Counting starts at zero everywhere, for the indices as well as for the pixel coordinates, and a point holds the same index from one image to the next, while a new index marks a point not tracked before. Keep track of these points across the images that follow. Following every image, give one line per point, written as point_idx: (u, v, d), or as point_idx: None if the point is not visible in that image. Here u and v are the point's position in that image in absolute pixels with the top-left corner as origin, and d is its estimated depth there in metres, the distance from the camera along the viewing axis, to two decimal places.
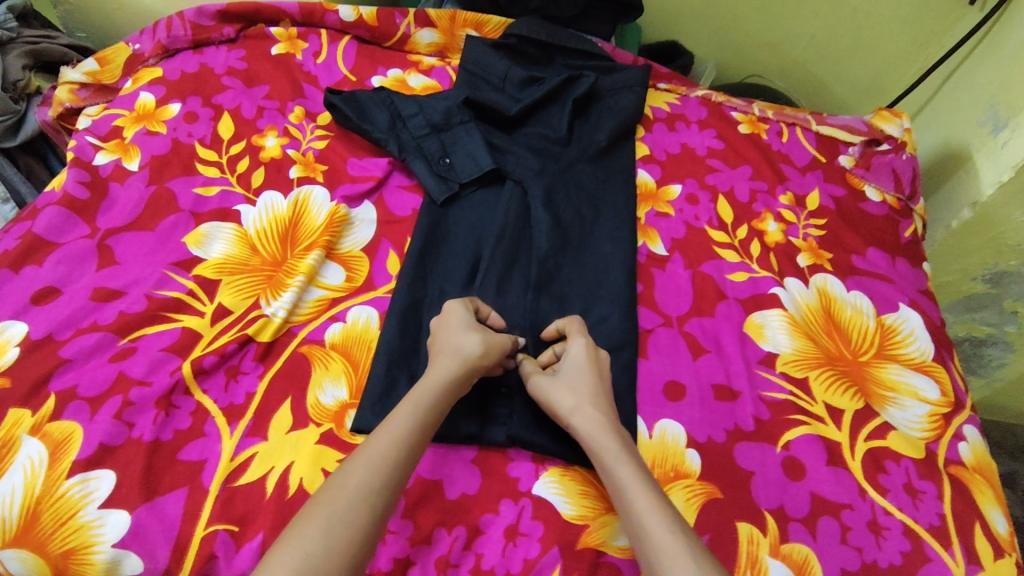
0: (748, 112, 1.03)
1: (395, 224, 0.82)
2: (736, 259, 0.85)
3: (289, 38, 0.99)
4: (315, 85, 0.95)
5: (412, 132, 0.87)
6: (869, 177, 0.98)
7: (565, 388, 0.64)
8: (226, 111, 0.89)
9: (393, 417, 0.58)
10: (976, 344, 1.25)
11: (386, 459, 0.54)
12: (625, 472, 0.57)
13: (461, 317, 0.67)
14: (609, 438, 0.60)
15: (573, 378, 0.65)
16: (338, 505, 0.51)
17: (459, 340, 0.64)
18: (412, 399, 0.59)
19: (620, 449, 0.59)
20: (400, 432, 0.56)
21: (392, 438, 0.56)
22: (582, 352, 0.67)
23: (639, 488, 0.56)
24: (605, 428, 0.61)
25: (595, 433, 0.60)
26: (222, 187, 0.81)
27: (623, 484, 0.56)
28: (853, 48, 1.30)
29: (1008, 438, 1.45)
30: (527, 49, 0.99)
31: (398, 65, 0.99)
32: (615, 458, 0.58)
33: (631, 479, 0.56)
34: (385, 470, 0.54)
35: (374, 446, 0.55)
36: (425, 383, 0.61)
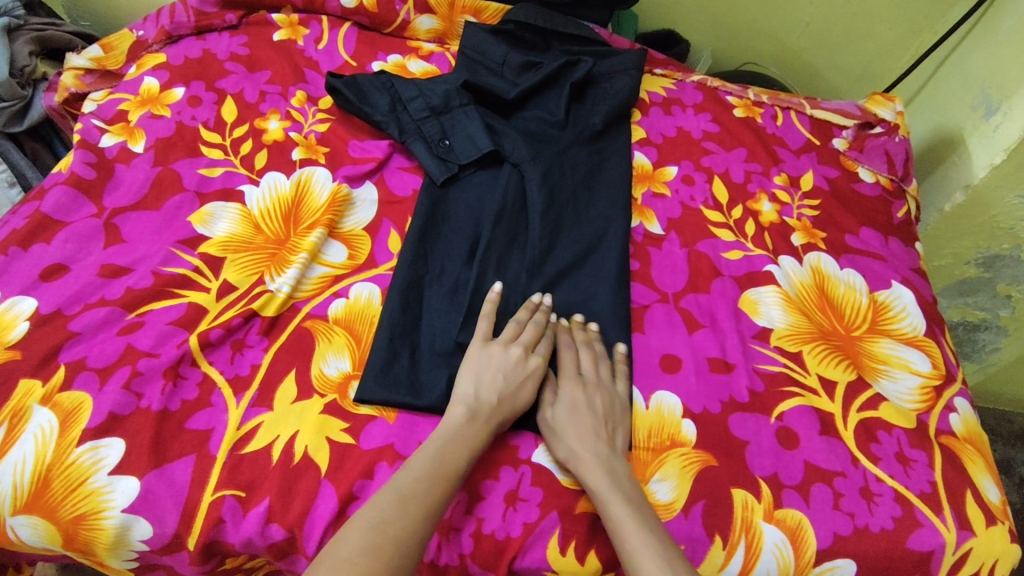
0: (743, 96, 1.04)
1: (397, 204, 0.83)
2: (731, 238, 0.86)
3: (291, 24, 1.00)
4: (316, 70, 0.96)
5: (412, 114, 0.88)
6: (863, 159, 0.99)
7: (569, 430, 0.64)
8: (229, 95, 0.90)
9: (444, 451, 0.59)
10: (969, 329, 1.29)
11: (428, 492, 0.55)
12: (615, 508, 0.58)
13: (505, 363, 0.66)
14: (600, 472, 0.60)
15: (569, 426, 0.64)
16: (392, 551, 0.51)
17: (505, 400, 0.64)
18: (465, 442, 0.60)
19: (611, 489, 0.59)
20: (445, 470, 0.57)
21: (433, 471, 0.57)
22: (574, 394, 0.67)
23: (634, 532, 0.57)
24: (591, 459, 0.61)
25: (585, 466, 0.61)
26: (225, 168, 0.83)
27: (618, 524, 0.57)
28: (848, 36, 1.31)
29: (1003, 424, 1.47)
30: (524, 35, 1.01)
31: (398, 51, 1.00)
32: (608, 494, 0.59)
33: (624, 518, 0.57)
34: (434, 513, 0.55)
35: (409, 481, 0.56)
36: (455, 421, 0.61)
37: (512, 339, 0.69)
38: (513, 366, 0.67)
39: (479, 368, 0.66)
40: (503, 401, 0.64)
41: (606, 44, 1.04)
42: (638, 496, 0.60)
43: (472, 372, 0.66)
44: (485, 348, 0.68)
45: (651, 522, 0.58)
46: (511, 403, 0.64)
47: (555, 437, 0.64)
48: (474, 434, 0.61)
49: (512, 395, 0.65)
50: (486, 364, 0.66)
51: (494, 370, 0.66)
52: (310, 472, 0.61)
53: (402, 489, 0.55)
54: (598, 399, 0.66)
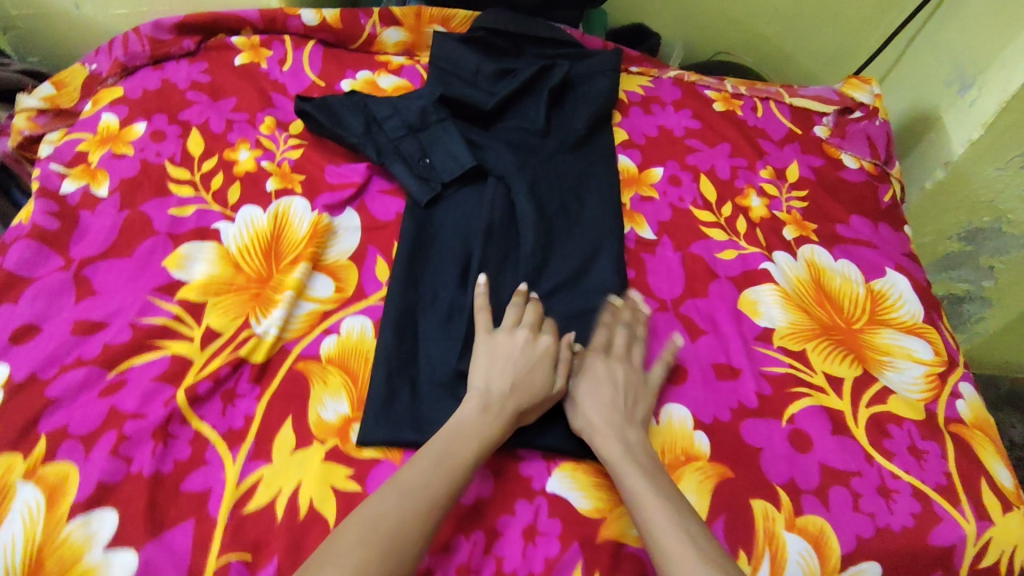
0: (722, 89, 1.03)
1: (381, 229, 0.80)
2: (724, 237, 0.85)
3: (252, 46, 0.95)
4: (283, 94, 0.92)
5: (389, 134, 0.85)
6: (845, 145, 0.98)
7: (589, 405, 0.65)
8: (194, 127, 0.86)
9: (452, 442, 0.58)
10: (955, 301, 1.32)
11: (432, 485, 0.54)
12: (631, 478, 0.59)
13: (514, 348, 0.66)
14: (617, 444, 0.62)
15: (591, 399, 0.66)
16: (392, 545, 0.50)
17: (518, 387, 0.64)
18: (475, 434, 0.59)
19: (625, 457, 0.61)
20: (451, 462, 0.56)
21: (439, 465, 0.56)
22: (601, 372, 0.68)
23: (652, 501, 0.57)
24: (608, 431, 0.62)
25: (599, 436, 0.62)
26: (198, 206, 0.79)
27: (634, 493, 0.58)
28: (817, 19, 1.30)
29: (990, 391, 1.50)
30: (495, 41, 0.98)
31: (366, 67, 0.97)
32: (622, 463, 0.60)
33: (639, 487, 0.58)
34: (439, 508, 0.54)
35: (412, 475, 0.55)
36: (467, 414, 0.61)
37: (514, 323, 0.69)
38: (522, 351, 0.66)
39: (489, 358, 0.66)
40: (514, 388, 0.63)
41: (579, 45, 1.01)
42: (654, 465, 0.61)
43: (480, 365, 0.65)
44: (491, 337, 0.68)
45: (669, 493, 0.58)
46: (521, 394, 0.63)
47: (576, 413, 0.65)
48: (487, 424, 0.60)
49: (525, 381, 0.64)
50: (495, 351, 0.66)
51: (501, 361, 0.65)
52: (318, 526, 0.58)
53: (402, 485, 0.54)
54: (623, 373, 0.68)
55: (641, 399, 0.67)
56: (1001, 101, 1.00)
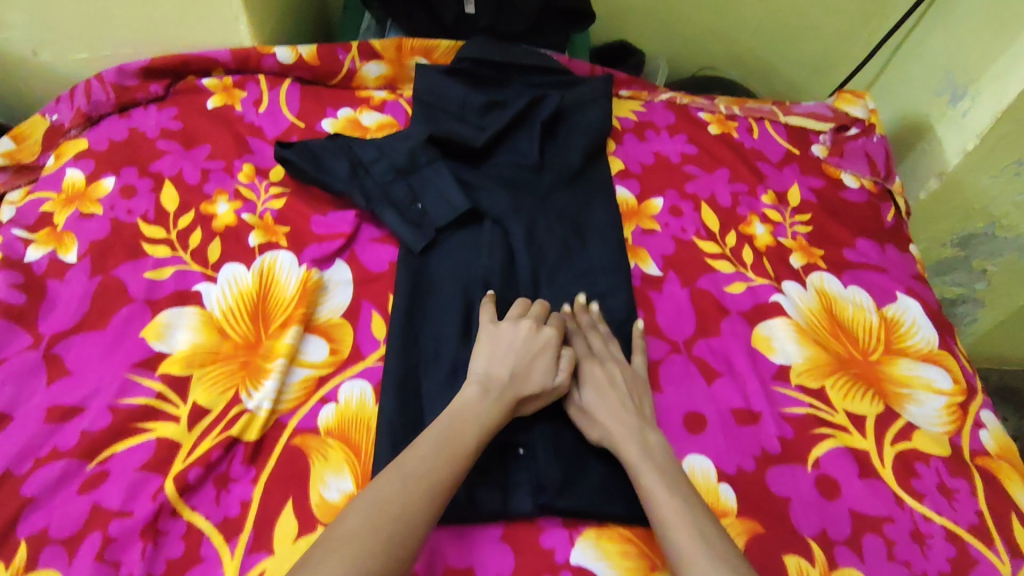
0: (715, 110, 1.00)
1: (374, 281, 0.76)
2: (731, 269, 0.82)
3: (224, 88, 0.89)
4: (260, 137, 0.87)
5: (377, 179, 0.80)
6: (845, 164, 0.96)
7: (597, 406, 0.64)
8: (167, 179, 0.81)
9: (455, 427, 0.57)
10: (947, 305, 1.30)
11: (433, 473, 0.53)
12: (648, 479, 0.57)
13: (518, 336, 0.66)
14: (633, 443, 0.60)
15: (603, 398, 0.65)
16: (391, 534, 0.49)
17: (518, 374, 0.63)
18: (475, 419, 0.58)
19: (643, 460, 0.59)
20: (452, 449, 0.55)
21: (440, 452, 0.55)
22: (607, 372, 0.66)
23: (667, 499, 0.55)
24: (622, 431, 0.61)
25: (618, 440, 0.61)
26: (176, 267, 0.74)
27: (648, 496, 0.56)
28: (801, 30, 1.28)
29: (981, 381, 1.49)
30: (480, 71, 0.94)
31: (347, 104, 0.92)
32: (640, 466, 0.59)
33: (657, 488, 0.56)
34: (443, 493, 0.52)
35: (415, 461, 0.54)
36: (467, 400, 0.60)
37: (520, 316, 0.69)
38: (525, 339, 0.66)
39: (494, 346, 0.65)
40: (515, 374, 0.63)
41: (567, 72, 0.98)
42: (673, 468, 0.59)
43: (484, 352, 0.65)
44: (495, 326, 0.67)
45: (685, 494, 0.57)
46: (523, 377, 0.63)
47: (590, 416, 0.64)
48: (486, 411, 0.59)
49: (526, 369, 0.64)
50: (497, 337, 0.66)
51: (506, 348, 0.65)
52: None
53: (407, 471, 0.53)
54: (619, 373, 0.67)
55: (643, 399, 0.66)
56: (996, 111, 0.97)
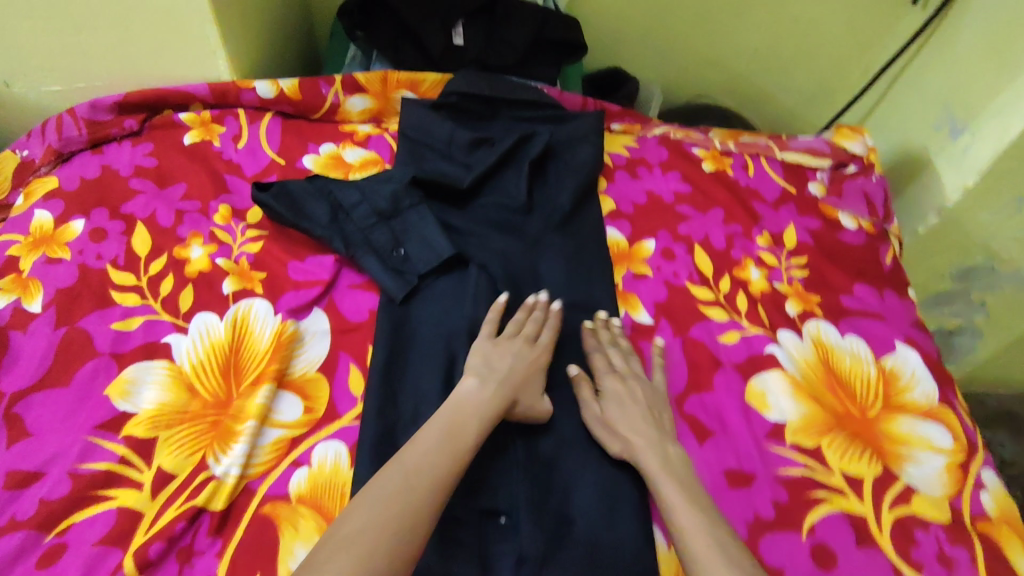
0: (709, 146, 0.97)
1: (353, 332, 0.73)
2: (725, 318, 0.79)
3: (202, 122, 0.86)
4: (238, 175, 0.84)
5: (358, 223, 0.77)
6: (842, 204, 0.93)
7: (620, 421, 0.65)
8: (139, 221, 0.78)
9: (458, 419, 0.59)
10: (946, 335, 1.26)
11: (438, 464, 0.54)
12: (669, 490, 0.58)
13: (513, 352, 0.67)
14: (653, 455, 0.62)
15: (628, 412, 0.66)
16: (398, 524, 0.49)
17: (515, 373, 0.65)
18: (476, 413, 0.60)
19: (663, 470, 0.60)
20: (456, 441, 0.57)
21: (443, 445, 0.56)
22: (628, 386, 0.68)
23: (685, 510, 0.56)
24: (644, 445, 0.62)
25: (639, 451, 0.62)
26: (145, 317, 0.71)
27: (669, 506, 0.57)
28: (799, 57, 1.25)
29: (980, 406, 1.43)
30: (468, 106, 0.91)
31: (330, 138, 0.89)
32: (658, 475, 0.60)
33: (676, 498, 0.58)
34: (445, 484, 0.54)
35: (417, 454, 0.55)
36: (467, 391, 0.62)
37: (516, 332, 0.70)
38: (522, 351, 0.68)
39: (495, 350, 0.67)
40: (513, 375, 0.65)
41: (557, 106, 0.95)
42: (690, 480, 0.60)
43: (481, 353, 0.67)
44: (491, 342, 0.68)
45: (704, 504, 0.58)
46: (520, 386, 0.65)
47: (612, 427, 0.65)
48: (485, 399, 0.62)
49: (521, 371, 0.66)
50: (494, 352, 0.67)
51: (511, 355, 0.67)
52: None
53: (407, 464, 0.54)
54: (640, 390, 0.68)
55: (666, 416, 0.67)
56: (999, 147, 0.94)
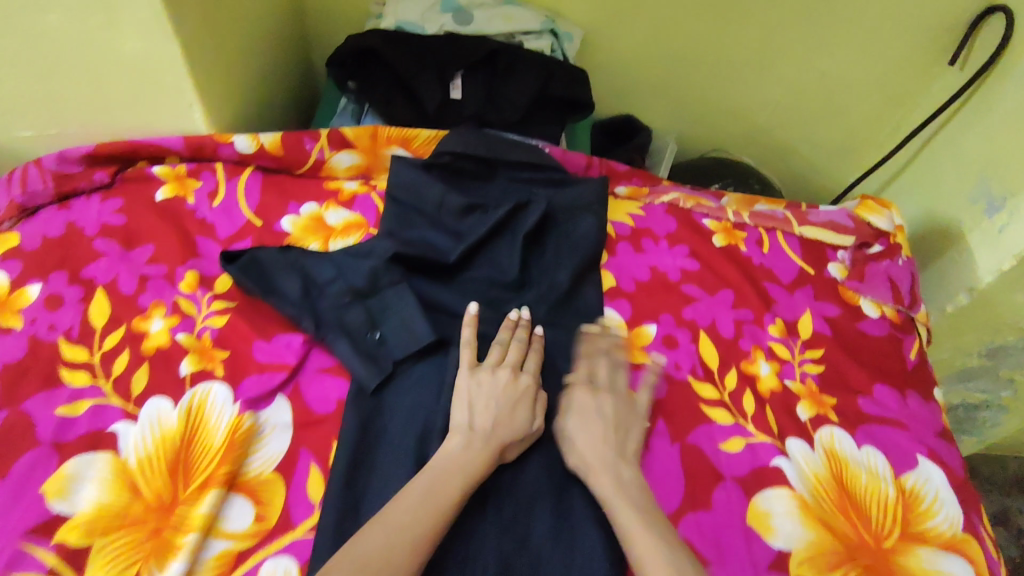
0: (722, 217, 0.90)
1: (316, 425, 0.66)
2: (730, 421, 0.72)
3: (177, 176, 0.81)
4: (211, 236, 0.78)
5: (332, 300, 0.71)
6: (864, 289, 0.85)
7: (580, 436, 0.64)
8: (100, 287, 0.73)
9: (436, 480, 0.57)
10: (969, 409, 1.18)
11: (419, 522, 0.54)
12: (622, 513, 0.58)
13: (499, 386, 0.65)
14: (607, 476, 0.61)
15: (583, 432, 0.65)
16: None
17: (501, 425, 0.63)
18: (459, 472, 0.58)
19: (617, 493, 0.59)
20: (437, 500, 0.56)
21: (424, 499, 0.56)
22: (587, 400, 0.67)
23: (639, 532, 0.56)
24: (600, 465, 0.62)
25: (592, 473, 0.61)
26: (94, 400, 0.66)
27: (623, 529, 0.57)
28: (825, 113, 1.16)
29: (999, 471, 1.33)
30: (462, 166, 0.85)
31: (313, 197, 0.83)
32: (612, 498, 0.59)
33: (631, 521, 0.57)
34: (427, 541, 0.53)
35: (398, 511, 0.55)
36: (451, 450, 0.60)
37: (499, 361, 0.68)
38: (505, 389, 0.65)
39: (481, 395, 0.65)
40: (497, 429, 0.62)
41: (559, 170, 0.88)
42: (647, 502, 0.59)
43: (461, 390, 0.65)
44: (473, 375, 0.66)
45: (660, 527, 0.57)
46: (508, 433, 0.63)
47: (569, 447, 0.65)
48: (471, 459, 0.60)
49: (507, 419, 0.64)
50: (479, 392, 0.65)
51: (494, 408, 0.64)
52: None
53: (390, 524, 0.53)
54: (608, 404, 0.67)
55: (637, 429, 0.67)
56: None
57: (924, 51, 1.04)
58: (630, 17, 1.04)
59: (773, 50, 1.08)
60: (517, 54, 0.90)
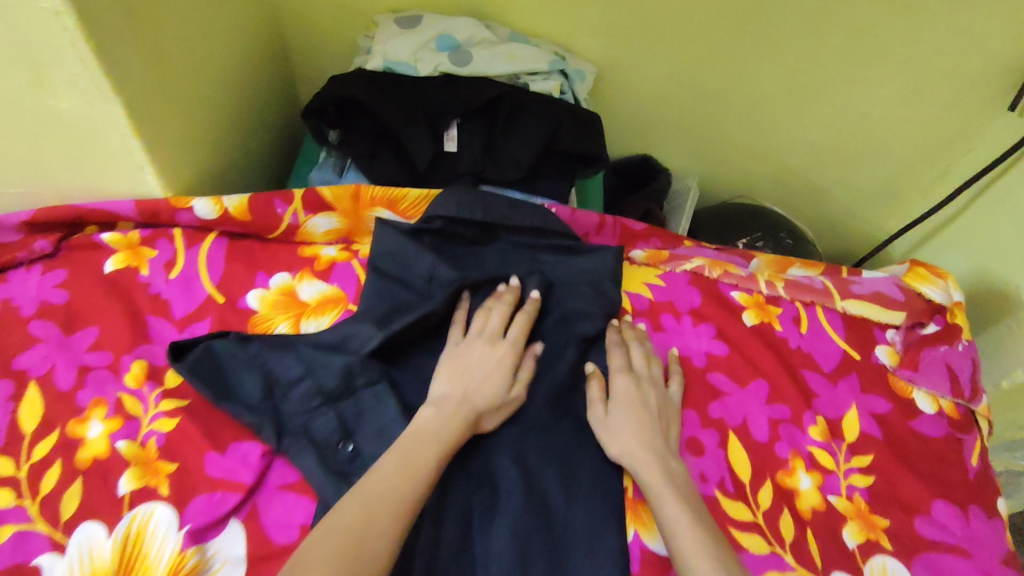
0: (753, 289, 0.78)
1: (273, 559, 0.55)
2: (765, 549, 0.60)
3: (130, 244, 0.71)
4: (165, 316, 0.68)
5: (296, 404, 0.61)
6: (919, 378, 0.74)
7: (625, 428, 0.61)
8: (33, 382, 0.63)
9: (407, 446, 0.55)
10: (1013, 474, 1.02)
11: (395, 491, 0.50)
12: (672, 508, 0.55)
13: (476, 357, 0.64)
14: (656, 470, 0.58)
15: (628, 423, 0.62)
16: (361, 550, 0.46)
17: (474, 391, 0.61)
18: (433, 439, 0.55)
19: (665, 486, 0.57)
20: (413, 466, 0.53)
21: (399, 470, 0.52)
22: (633, 388, 0.64)
23: (687, 527, 0.54)
24: (649, 458, 0.59)
25: (639, 463, 0.59)
26: (15, 526, 0.55)
27: (667, 522, 0.54)
28: (863, 157, 1.04)
29: None
30: (457, 231, 0.74)
31: (284, 266, 0.73)
32: (661, 490, 0.57)
33: (681, 518, 0.54)
34: (407, 510, 0.50)
35: (376, 481, 0.51)
36: (422, 420, 0.57)
37: (479, 330, 0.66)
38: (481, 359, 0.64)
39: (453, 367, 0.63)
40: (469, 395, 0.60)
41: (569, 233, 0.76)
42: (693, 497, 0.57)
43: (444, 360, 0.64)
44: (456, 350, 0.65)
45: (704, 522, 0.55)
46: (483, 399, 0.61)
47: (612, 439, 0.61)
48: (442, 427, 0.57)
49: (478, 386, 0.61)
50: (455, 365, 0.63)
51: (467, 376, 0.62)
52: None
53: (367, 492, 0.50)
54: (653, 397, 0.65)
55: (671, 416, 0.65)
56: None
57: (979, 91, 0.92)
58: (647, 51, 0.93)
59: (807, 88, 0.96)
60: (521, 103, 0.79)
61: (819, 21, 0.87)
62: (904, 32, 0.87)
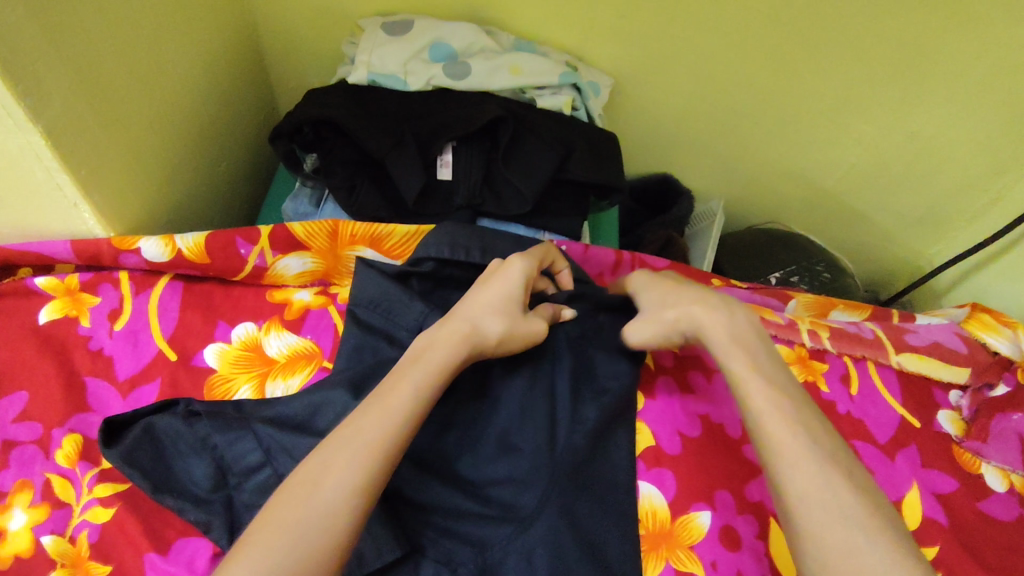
0: (795, 341, 0.67)
1: None
2: None
3: (68, 290, 0.61)
4: (108, 377, 0.58)
5: (251, 495, 0.50)
6: (988, 451, 0.63)
7: (669, 297, 0.58)
8: None
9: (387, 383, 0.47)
10: None
11: (362, 439, 0.43)
12: (735, 361, 0.51)
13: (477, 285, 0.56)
14: (716, 321, 0.55)
15: (667, 295, 0.59)
16: (318, 506, 0.39)
17: (467, 308, 0.53)
18: (421, 366, 0.48)
19: (731, 341, 0.53)
20: (388, 405, 0.45)
21: (370, 412, 0.44)
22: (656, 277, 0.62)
23: (756, 379, 0.49)
24: (708, 312, 0.55)
25: (699, 320, 0.55)
26: None
27: (738, 381, 0.50)
28: (906, 180, 0.93)
29: None
30: (450, 273, 0.63)
31: (249, 315, 0.63)
32: (727, 346, 0.53)
33: (744, 371, 0.50)
34: (371, 467, 0.42)
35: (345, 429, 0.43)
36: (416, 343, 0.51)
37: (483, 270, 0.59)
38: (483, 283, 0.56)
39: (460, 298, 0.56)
40: (463, 308, 0.54)
41: (577, 290, 0.66)
42: (761, 345, 0.53)
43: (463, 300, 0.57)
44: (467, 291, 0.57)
45: (773, 370, 0.51)
46: (489, 306, 0.54)
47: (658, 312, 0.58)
48: (435, 343, 0.50)
49: (473, 300, 0.54)
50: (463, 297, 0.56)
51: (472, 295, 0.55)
52: None
53: (328, 445, 0.42)
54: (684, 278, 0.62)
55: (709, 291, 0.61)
56: None
57: None
58: (668, 60, 0.82)
59: (850, 102, 0.85)
60: (526, 125, 0.70)
61: (872, 27, 0.75)
62: (966, 41, 0.75)
